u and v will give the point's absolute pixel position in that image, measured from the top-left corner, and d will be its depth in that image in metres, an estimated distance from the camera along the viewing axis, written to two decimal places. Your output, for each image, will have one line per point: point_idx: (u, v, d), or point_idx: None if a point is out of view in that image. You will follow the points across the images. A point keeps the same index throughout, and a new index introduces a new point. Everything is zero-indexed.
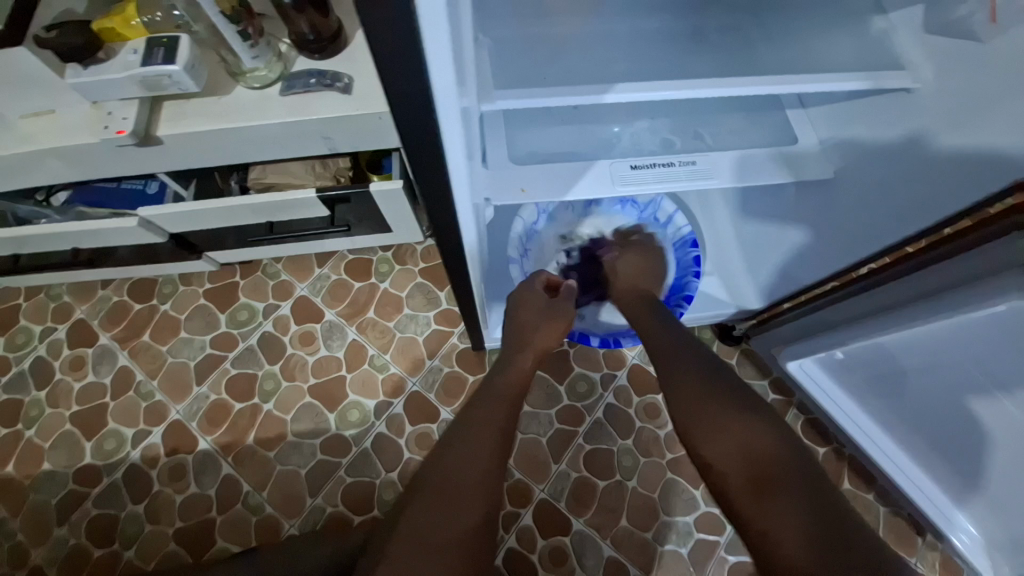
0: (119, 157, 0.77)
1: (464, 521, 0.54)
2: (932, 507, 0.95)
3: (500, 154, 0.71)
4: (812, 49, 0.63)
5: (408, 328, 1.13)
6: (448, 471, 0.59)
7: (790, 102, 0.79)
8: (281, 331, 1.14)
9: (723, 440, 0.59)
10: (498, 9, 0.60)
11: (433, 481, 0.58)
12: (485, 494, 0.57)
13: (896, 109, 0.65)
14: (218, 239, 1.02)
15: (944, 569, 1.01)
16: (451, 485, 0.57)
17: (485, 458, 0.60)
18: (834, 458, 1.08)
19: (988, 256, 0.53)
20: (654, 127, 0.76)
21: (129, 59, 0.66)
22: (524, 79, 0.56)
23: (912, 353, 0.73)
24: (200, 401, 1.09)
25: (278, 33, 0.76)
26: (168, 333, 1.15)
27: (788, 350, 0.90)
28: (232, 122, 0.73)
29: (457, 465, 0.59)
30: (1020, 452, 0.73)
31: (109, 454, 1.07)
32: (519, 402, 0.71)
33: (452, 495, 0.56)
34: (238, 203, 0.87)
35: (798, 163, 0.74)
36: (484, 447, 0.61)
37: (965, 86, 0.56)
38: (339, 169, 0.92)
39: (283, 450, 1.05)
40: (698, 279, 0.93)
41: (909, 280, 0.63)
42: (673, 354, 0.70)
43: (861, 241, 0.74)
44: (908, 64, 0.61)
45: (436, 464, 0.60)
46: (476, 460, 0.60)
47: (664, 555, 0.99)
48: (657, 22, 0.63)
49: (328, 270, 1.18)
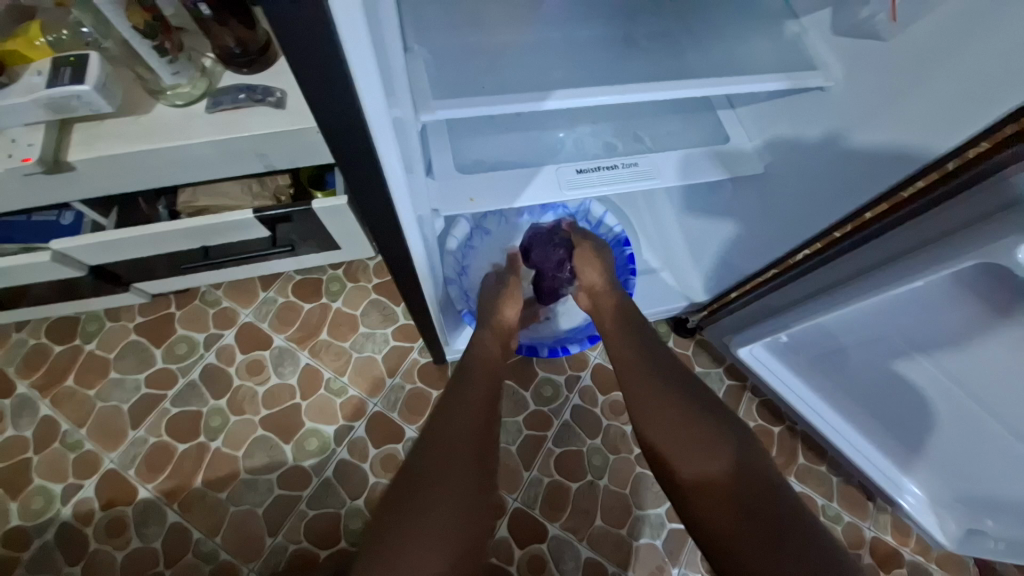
0: (26, 187, 0.70)
1: (448, 532, 0.53)
2: (878, 473, 1.01)
3: (446, 164, 0.69)
4: (737, 51, 0.66)
5: (365, 346, 1.09)
6: (425, 479, 0.56)
7: (721, 103, 0.83)
8: (226, 361, 1.07)
9: (682, 447, 0.59)
10: (432, 20, 0.60)
11: (411, 490, 0.56)
12: (471, 501, 0.57)
13: (815, 107, 0.69)
14: (148, 269, 0.95)
15: (894, 529, 1.08)
16: (432, 493, 0.55)
17: (469, 465, 0.59)
18: (788, 436, 1.13)
19: (903, 237, 0.58)
20: (596, 131, 0.77)
21: (33, 81, 0.61)
22: (463, 89, 0.55)
23: (850, 332, 0.78)
24: (138, 446, 1.01)
25: (200, 47, 0.71)
26: (97, 375, 1.05)
27: (737, 337, 0.94)
28: (153, 143, 0.68)
29: (436, 471, 0.57)
30: (950, 414, 0.79)
31: (36, 514, 0.96)
32: (495, 403, 0.70)
33: (433, 503, 0.54)
34: (166, 228, 0.81)
35: (730, 160, 0.77)
36: (467, 454, 0.60)
37: (872, 82, 0.61)
38: (279, 188, 0.88)
39: (237, 490, 0.98)
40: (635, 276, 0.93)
41: (837, 264, 0.68)
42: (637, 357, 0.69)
43: (790, 230, 0.78)
44: (821, 65, 0.65)
45: (411, 474, 0.58)
46: (459, 469, 0.58)
47: (639, 549, 1.00)
48: (590, 30, 0.64)
49: (274, 293, 1.12)
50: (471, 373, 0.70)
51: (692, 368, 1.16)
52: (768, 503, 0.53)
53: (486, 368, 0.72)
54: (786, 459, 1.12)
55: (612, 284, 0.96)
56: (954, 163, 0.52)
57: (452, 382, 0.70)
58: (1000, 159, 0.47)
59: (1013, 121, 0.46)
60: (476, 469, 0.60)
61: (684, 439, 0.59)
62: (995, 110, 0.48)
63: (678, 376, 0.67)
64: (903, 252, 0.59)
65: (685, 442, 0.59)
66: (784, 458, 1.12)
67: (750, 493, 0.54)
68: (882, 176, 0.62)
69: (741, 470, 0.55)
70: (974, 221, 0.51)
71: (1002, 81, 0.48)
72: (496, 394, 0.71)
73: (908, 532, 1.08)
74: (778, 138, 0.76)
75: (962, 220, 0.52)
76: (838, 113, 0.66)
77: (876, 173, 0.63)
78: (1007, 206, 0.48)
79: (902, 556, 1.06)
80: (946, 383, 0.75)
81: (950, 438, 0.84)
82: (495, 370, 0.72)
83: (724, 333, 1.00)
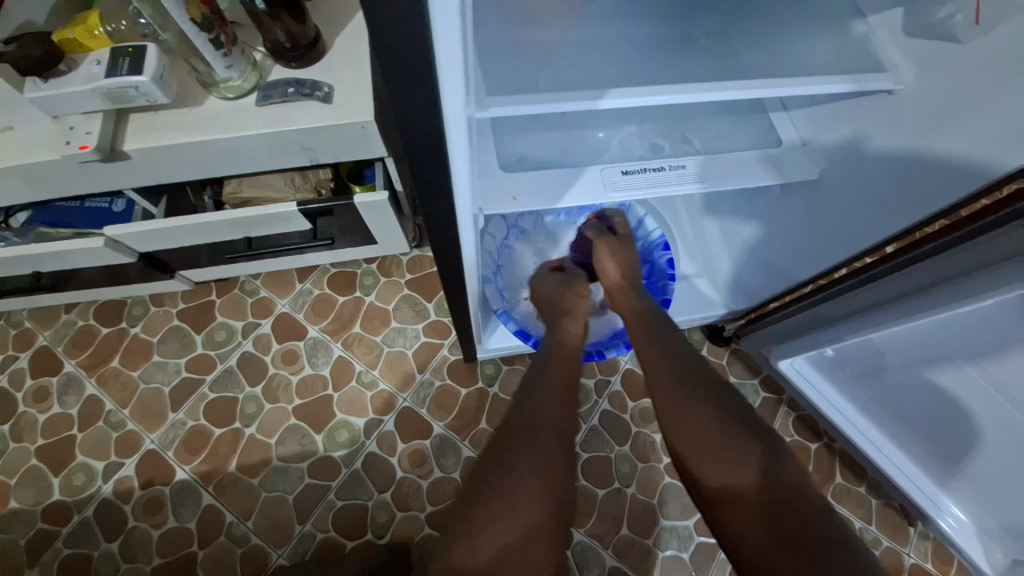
0: (86, 175, 0.73)
1: (520, 513, 0.53)
2: (919, 494, 0.96)
3: (490, 162, 0.69)
4: (800, 50, 0.62)
5: (396, 341, 1.09)
6: (499, 459, 0.58)
7: (774, 105, 0.79)
8: (262, 350, 1.09)
9: (723, 456, 0.55)
10: (484, 16, 0.59)
11: (485, 470, 0.57)
12: (547, 482, 0.56)
13: (878, 112, 0.65)
14: (192, 257, 0.98)
15: (936, 557, 1.03)
16: (505, 473, 0.56)
17: (540, 449, 0.58)
18: (825, 453, 1.09)
19: (962, 258, 0.55)
20: (641, 132, 0.75)
21: (93, 70, 0.63)
22: (514, 86, 0.54)
23: (897, 348, 0.75)
24: (176, 428, 1.04)
25: (252, 41, 0.73)
26: (140, 358, 1.09)
27: (779, 348, 0.91)
28: (206, 134, 0.69)
29: (510, 452, 0.58)
30: (1002, 439, 0.74)
31: (80, 489, 1.00)
32: (576, 390, 0.68)
33: (507, 481, 0.55)
34: (213, 218, 0.83)
35: (784, 164, 0.73)
36: (544, 437, 0.59)
37: (947, 88, 0.56)
38: (320, 180, 0.88)
39: (268, 476, 1.00)
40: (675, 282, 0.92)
41: (893, 280, 0.64)
42: (681, 354, 0.65)
43: (842, 240, 0.75)
44: (890, 66, 0.60)
45: (487, 454, 0.60)
46: (536, 450, 0.58)
47: (665, 561, 0.98)
48: (644, 27, 0.62)
49: (310, 285, 1.14)
50: (550, 361, 0.70)
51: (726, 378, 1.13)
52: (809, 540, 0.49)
53: (562, 359, 0.71)
54: (822, 477, 1.07)
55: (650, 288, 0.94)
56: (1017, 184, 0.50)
57: (533, 369, 0.70)
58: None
59: None
60: (554, 453, 0.59)
61: (723, 465, 0.55)
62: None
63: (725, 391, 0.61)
64: (965, 270, 0.56)
65: (722, 450, 0.55)
66: (820, 475, 1.07)
67: (791, 529, 0.50)
68: (951, 187, 0.58)
69: (782, 505, 0.51)
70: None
71: None
72: (575, 382, 0.69)
73: (950, 561, 1.03)
74: (832, 143, 0.72)
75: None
76: (905, 120, 0.62)
77: (945, 182, 0.58)
78: None
79: None
80: (998, 400, 0.70)
81: (1005, 466, 0.78)
82: (572, 361, 0.71)
83: (763, 344, 0.97)
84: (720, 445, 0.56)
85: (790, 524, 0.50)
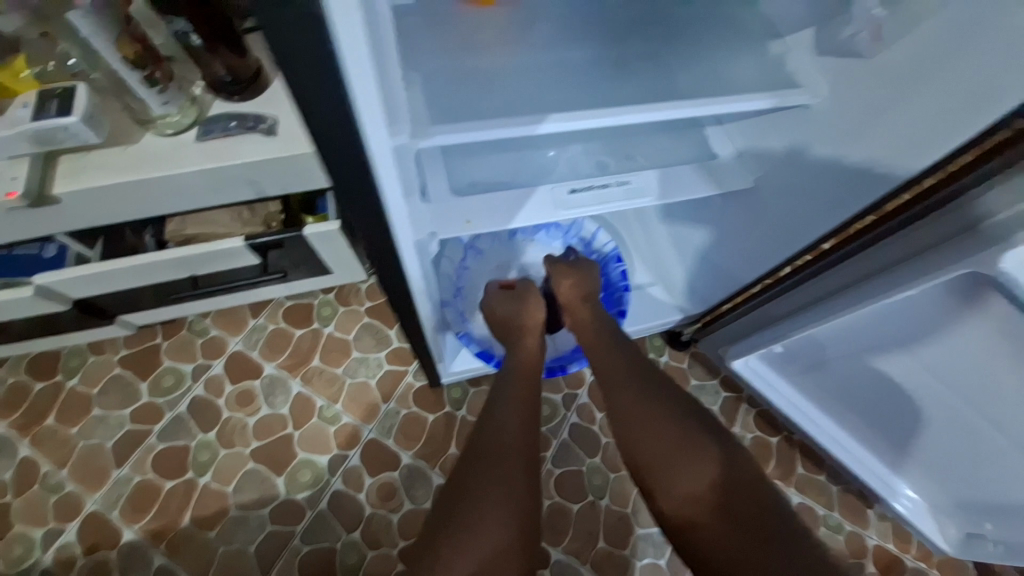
0: (10, 221, 0.68)
1: (490, 530, 0.54)
2: (872, 477, 1.02)
3: (440, 187, 0.69)
4: (725, 70, 0.67)
5: (359, 372, 1.07)
6: (464, 487, 0.58)
7: (708, 120, 0.83)
8: (215, 393, 1.04)
9: (655, 428, 0.61)
10: (426, 46, 0.60)
11: (453, 499, 0.57)
12: (513, 499, 0.57)
13: (799, 123, 0.70)
14: (134, 300, 0.93)
15: (894, 536, 1.08)
16: (470, 500, 0.56)
17: (508, 467, 0.60)
18: (785, 446, 1.14)
19: (888, 251, 0.61)
20: (587, 151, 0.78)
21: (19, 114, 0.60)
22: (459, 113, 0.56)
23: (834, 342, 0.79)
24: (121, 486, 0.97)
25: (189, 75, 0.70)
26: (79, 412, 1.02)
27: (733, 348, 0.95)
28: (143, 173, 0.67)
29: (473, 479, 0.58)
30: (949, 431, 0.79)
31: (19, 560, 0.93)
32: (537, 410, 0.69)
33: (472, 509, 0.55)
34: (154, 259, 0.79)
35: (719, 175, 0.78)
36: (507, 460, 0.60)
37: (854, 99, 0.62)
38: (269, 214, 0.86)
39: (226, 527, 0.95)
40: (629, 292, 0.96)
41: (829, 275, 0.69)
42: (610, 347, 0.73)
43: (778, 244, 0.80)
44: (804, 83, 0.66)
45: (453, 483, 0.60)
46: (497, 475, 0.58)
47: (642, 569, 0.99)
48: (580, 53, 0.65)
49: (264, 320, 1.10)
50: (511, 383, 0.71)
51: (688, 380, 1.17)
52: (764, 530, 0.52)
53: (524, 377, 0.73)
54: (785, 469, 1.12)
55: (607, 299, 0.98)
56: (935, 177, 0.54)
57: (493, 393, 0.71)
58: (988, 170, 0.48)
59: (994, 135, 0.48)
60: (515, 473, 0.59)
61: (678, 460, 0.58)
62: (984, 120, 0.49)
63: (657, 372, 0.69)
64: (889, 263, 0.61)
65: (653, 423, 0.62)
66: (783, 468, 1.12)
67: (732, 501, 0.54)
68: (864, 189, 0.64)
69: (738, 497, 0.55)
70: (956, 233, 0.53)
71: (984, 97, 0.49)
72: (535, 399, 0.71)
73: (908, 539, 1.08)
74: (766, 150, 0.76)
75: (945, 234, 0.54)
76: (820, 128, 0.67)
77: (860, 186, 0.64)
78: (979, 222, 0.50)
79: (904, 562, 1.07)
80: (950, 399, 0.73)
81: (945, 444, 0.83)
82: (532, 381, 0.73)
83: (720, 345, 1.01)
84: (649, 417, 0.63)
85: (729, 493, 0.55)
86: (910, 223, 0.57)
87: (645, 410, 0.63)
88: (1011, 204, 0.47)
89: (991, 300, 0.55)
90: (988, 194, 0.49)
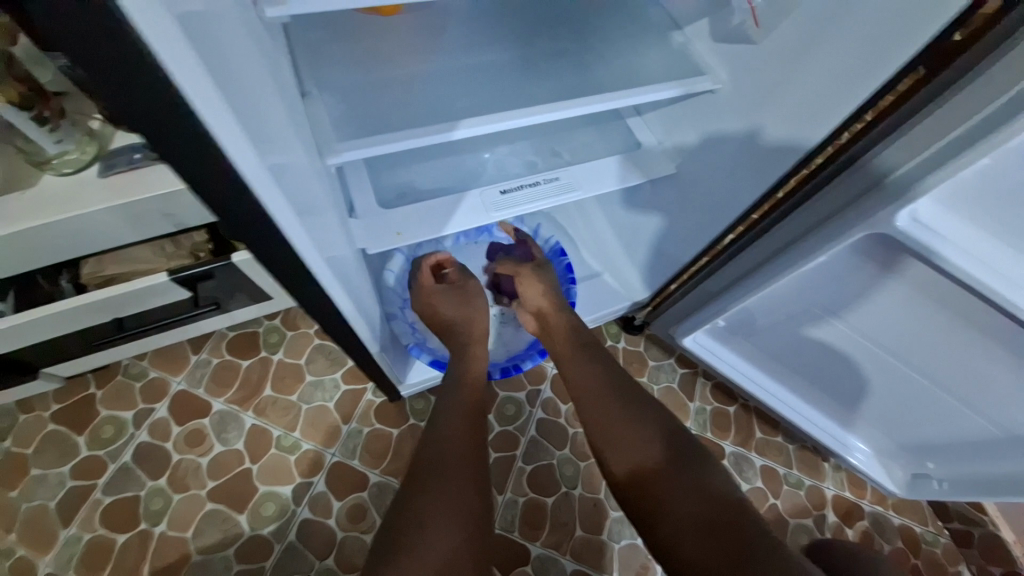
0: None
1: (438, 546, 0.54)
2: (826, 436, 1.07)
3: (368, 202, 0.69)
4: (635, 63, 0.68)
5: (315, 396, 1.04)
6: (407, 513, 0.56)
7: (629, 111, 0.85)
8: (161, 437, 0.99)
9: (621, 441, 0.66)
10: (332, 62, 0.59)
11: (399, 523, 0.56)
12: (461, 513, 0.57)
13: (708, 109, 0.73)
14: (57, 351, 0.87)
15: (851, 484, 1.15)
16: (416, 525, 0.55)
17: (454, 481, 0.60)
18: (743, 413, 1.18)
19: (808, 214, 0.62)
20: (515, 151, 0.79)
21: None
22: (371, 126, 0.56)
23: (772, 311, 0.82)
24: (70, 546, 0.91)
25: (85, 108, 0.66)
26: (14, 476, 0.94)
27: (682, 326, 0.97)
28: (41, 218, 0.62)
29: (418, 501, 0.57)
30: (892, 388, 0.85)
31: None
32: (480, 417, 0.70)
33: (422, 532, 0.54)
34: (72, 305, 0.74)
35: (645, 163, 0.80)
36: (450, 475, 0.60)
37: (752, 79, 0.64)
38: (195, 244, 0.82)
39: (190, 574, 0.91)
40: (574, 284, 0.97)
41: (759, 244, 0.71)
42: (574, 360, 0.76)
43: (707, 224, 0.82)
44: (708, 69, 0.68)
45: (397, 511, 0.58)
46: (444, 491, 0.58)
47: (621, 551, 1.01)
48: (490, 57, 0.65)
49: (207, 355, 1.06)
50: (452, 394, 0.71)
51: (646, 362, 1.20)
52: (720, 520, 0.55)
53: (470, 385, 0.73)
54: (745, 434, 1.16)
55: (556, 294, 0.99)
56: (844, 137, 0.56)
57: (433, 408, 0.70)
58: (886, 127, 0.51)
59: (886, 95, 0.51)
60: (461, 487, 0.59)
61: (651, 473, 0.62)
62: (877, 80, 0.51)
63: (622, 380, 0.73)
64: (810, 227, 0.63)
65: (620, 434, 0.66)
66: (743, 434, 1.16)
67: (701, 511, 0.57)
68: (777, 163, 0.66)
69: (696, 491, 0.59)
70: (865, 190, 0.55)
71: (873, 62, 0.51)
72: (481, 408, 0.71)
73: (863, 485, 1.15)
74: (684, 138, 0.79)
75: (854, 192, 0.56)
76: (729, 111, 0.69)
77: (772, 162, 0.67)
78: (885, 177, 0.52)
79: (863, 508, 1.13)
80: (881, 354, 0.77)
81: (890, 397, 0.88)
82: (479, 386, 0.74)
83: (669, 325, 1.03)
84: (618, 427, 0.67)
85: (696, 496, 0.58)
86: (824, 183, 0.59)
87: (609, 424, 0.68)
88: (911, 156, 0.49)
89: (907, 261, 0.58)
90: (890, 148, 0.51)
